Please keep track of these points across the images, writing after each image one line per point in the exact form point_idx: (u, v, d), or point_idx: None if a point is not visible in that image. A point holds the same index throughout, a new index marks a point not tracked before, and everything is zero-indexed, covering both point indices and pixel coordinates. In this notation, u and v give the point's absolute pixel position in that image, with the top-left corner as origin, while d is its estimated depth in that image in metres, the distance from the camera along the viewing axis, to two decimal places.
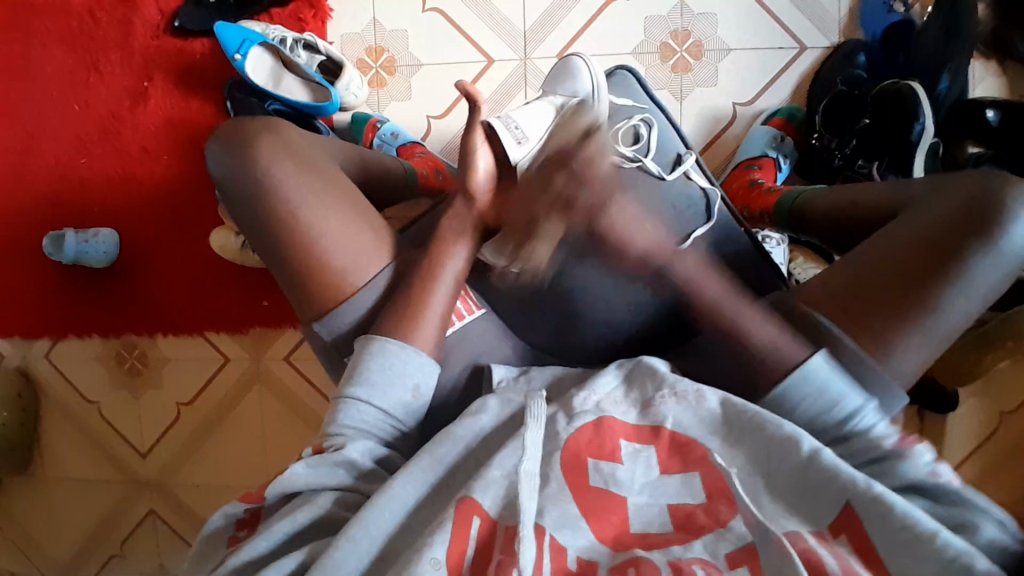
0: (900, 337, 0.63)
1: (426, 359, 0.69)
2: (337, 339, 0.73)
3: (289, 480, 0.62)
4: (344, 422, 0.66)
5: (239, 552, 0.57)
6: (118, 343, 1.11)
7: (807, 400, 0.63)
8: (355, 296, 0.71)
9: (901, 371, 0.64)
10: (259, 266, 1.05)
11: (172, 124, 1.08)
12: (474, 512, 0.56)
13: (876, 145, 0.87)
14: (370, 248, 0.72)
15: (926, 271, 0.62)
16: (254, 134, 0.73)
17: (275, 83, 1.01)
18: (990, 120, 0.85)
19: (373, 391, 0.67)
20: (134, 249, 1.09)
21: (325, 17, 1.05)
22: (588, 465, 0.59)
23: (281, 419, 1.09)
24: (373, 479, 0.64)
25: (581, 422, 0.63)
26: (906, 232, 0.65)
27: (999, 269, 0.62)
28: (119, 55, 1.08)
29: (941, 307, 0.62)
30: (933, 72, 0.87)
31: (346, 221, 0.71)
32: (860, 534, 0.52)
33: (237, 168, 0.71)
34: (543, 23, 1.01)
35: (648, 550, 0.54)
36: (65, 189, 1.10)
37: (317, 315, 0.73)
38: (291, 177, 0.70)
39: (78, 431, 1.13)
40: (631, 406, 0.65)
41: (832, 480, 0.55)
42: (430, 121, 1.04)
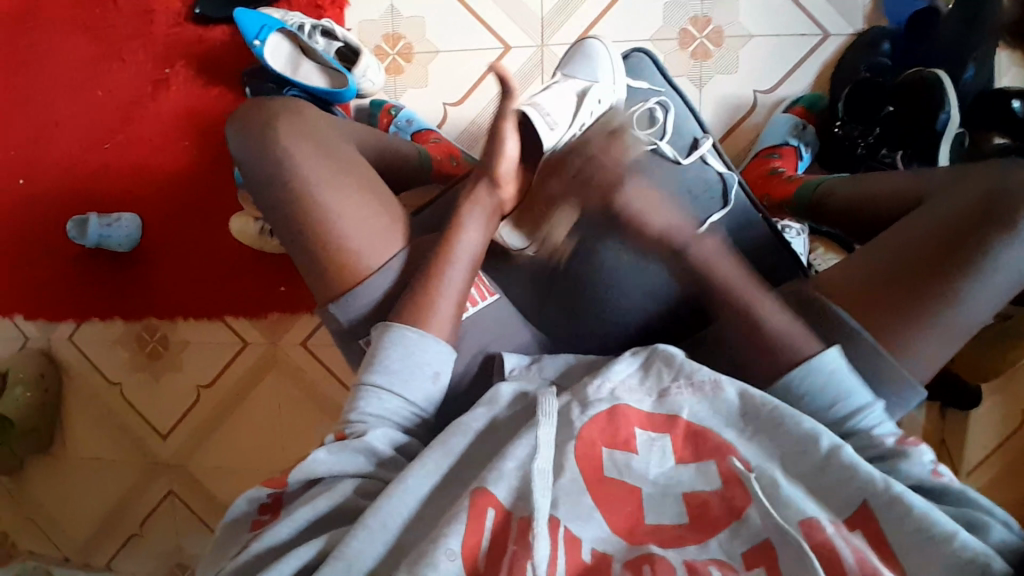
0: (916, 328, 0.62)
1: (444, 346, 0.70)
2: (352, 323, 0.75)
3: (309, 466, 0.63)
4: (366, 409, 0.67)
5: (261, 538, 0.59)
6: (139, 326, 1.13)
7: (811, 393, 0.63)
8: (369, 279, 0.73)
9: (916, 365, 0.63)
10: (279, 252, 1.07)
11: (193, 110, 1.08)
12: (490, 504, 0.56)
13: (899, 134, 0.85)
14: (384, 231, 0.74)
15: (946, 265, 0.61)
16: (272, 117, 0.76)
17: (293, 69, 1.00)
18: (1016, 109, 0.81)
19: (393, 379, 0.68)
20: (156, 234, 1.10)
21: (343, 4, 1.05)
22: (602, 454, 0.60)
23: (300, 404, 1.10)
24: (395, 465, 0.66)
25: (595, 410, 0.63)
26: (922, 228, 0.64)
27: (1020, 264, 0.61)
28: (142, 42, 1.10)
29: (960, 301, 0.61)
30: (958, 61, 0.84)
31: (362, 205, 0.74)
32: (875, 530, 0.54)
33: (258, 156, 0.74)
34: (560, 9, 1.00)
35: (663, 547, 0.54)
36: (89, 174, 1.11)
37: (333, 296, 0.74)
38: (307, 159, 0.73)
39: (101, 411, 1.15)
40: (647, 395, 0.65)
41: (850, 476, 0.56)
42: (446, 108, 1.04)
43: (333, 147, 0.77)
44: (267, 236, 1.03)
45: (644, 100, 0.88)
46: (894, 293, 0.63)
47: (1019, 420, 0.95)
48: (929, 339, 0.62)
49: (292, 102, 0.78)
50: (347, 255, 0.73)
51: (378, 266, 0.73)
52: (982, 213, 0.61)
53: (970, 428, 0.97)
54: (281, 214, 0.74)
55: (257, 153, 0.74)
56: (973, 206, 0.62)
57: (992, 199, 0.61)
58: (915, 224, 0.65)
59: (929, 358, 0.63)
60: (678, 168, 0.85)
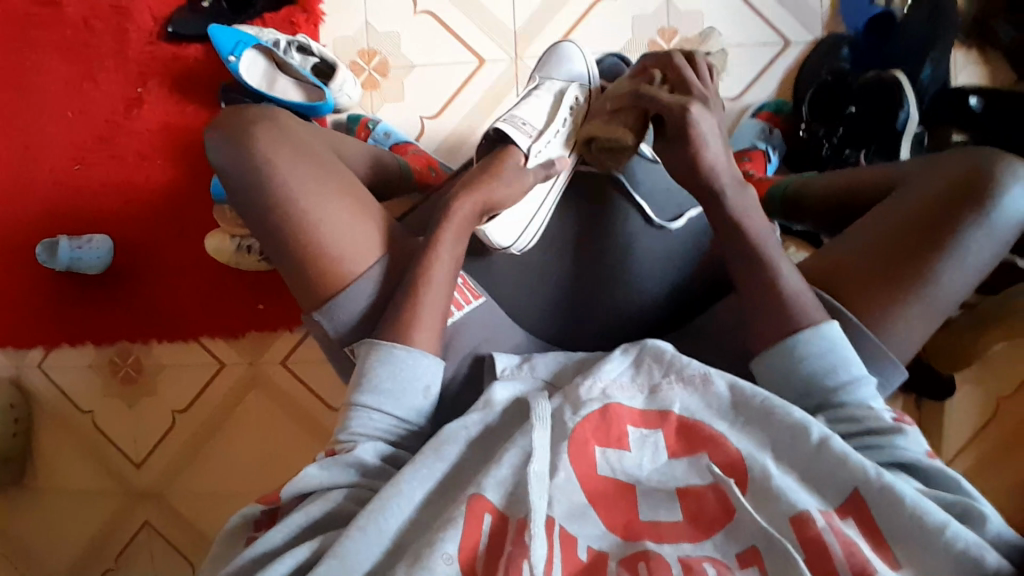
0: (898, 306, 0.65)
1: (433, 358, 0.70)
2: (342, 333, 0.74)
3: (303, 480, 0.66)
4: (355, 428, 0.68)
5: (256, 544, 0.62)
6: (112, 350, 1.10)
7: (812, 360, 0.62)
8: (353, 284, 0.73)
9: (899, 345, 0.66)
10: (266, 268, 1.05)
11: (167, 130, 1.08)
12: (485, 508, 0.58)
13: (864, 132, 0.89)
14: (367, 237, 0.74)
15: (925, 246, 0.65)
16: (254, 126, 0.74)
17: (269, 84, 1.02)
18: (973, 106, 0.86)
19: (386, 399, 0.69)
20: (129, 256, 1.09)
21: (318, 20, 1.06)
22: (595, 453, 0.61)
23: (281, 426, 1.08)
24: (382, 475, 0.67)
25: (587, 410, 0.63)
26: (900, 212, 0.67)
27: (992, 242, 0.65)
28: (113, 61, 1.09)
29: (939, 279, 0.64)
30: (916, 61, 0.88)
31: (340, 207, 0.73)
32: (868, 518, 0.56)
33: (242, 166, 0.72)
34: (532, 22, 1.03)
35: (658, 542, 0.57)
36: (59, 197, 1.09)
37: (319, 303, 0.74)
38: (286, 159, 0.72)
39: (73, 441, 1.11)
40: (638, 391, 0.65)
41: (842, 466, 0.57)
42: (423, 121, 1.05)
43: (315, 153, 0.76)
44: (245, 252, 1.02)
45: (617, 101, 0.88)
46: (876, 275, 0.66)
47: (993, 407, 0.97)
48: (909, 318, 0.65)
49: (273, 110, 0.77)
50: (334, 266, 0.72)
51: (367, 274, 0.73)
52: (960, 196, 0.64)
53: (947, 418, 0.98)
54: (266, 224, 0.73)
55: (236, 161, 0.72)
56: (952, 187, 0.65)
57: (966, 182, 0.65)
58: (895, 209, 0.68)
59: (911, 339, 0.66)
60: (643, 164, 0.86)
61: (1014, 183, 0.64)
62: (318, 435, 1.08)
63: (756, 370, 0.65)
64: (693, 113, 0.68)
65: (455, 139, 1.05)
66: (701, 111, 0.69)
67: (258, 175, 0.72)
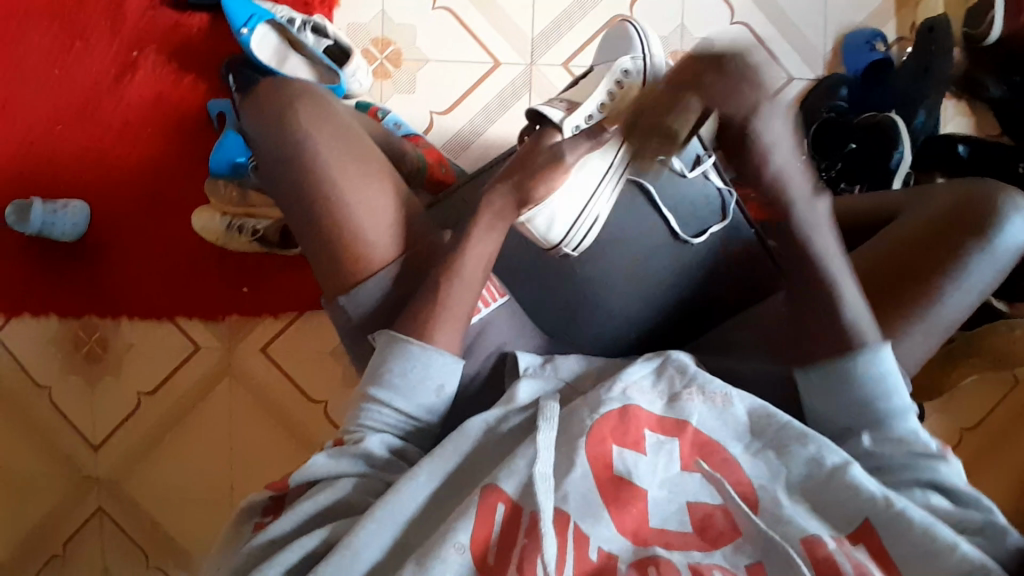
0: (907, 316, 0.68)
1: (451, 357, 0.66)
2: (363, 316, 0.70)
3: (309, 469, 0.62)
4: (364, 421, 0.65)
5: (265, 531, 0.59)
6: (77, 325, 1.03)
7: (868, 385, 0.60)
8: (377, 272, 0.69)
9: (905, 360, 0.69)
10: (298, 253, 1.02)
11: (161, 98, 1.03)
12: (498, 499, 0.57)
13: (859, 170, 0.95)
14: (394, 223, 0.70)
15: (933, 267, 0.70)
16: (292, 102, 0.72)
17: (278, 62, 0.98)
18: (961, 152, 0.95)
19: (396, 393, 0.65)
20: (105, 224, 1.03)
21: (333, 4, 1.04)
22: (612, 451, 0.59)
23: (254, 417, 1.04)
24: (392, 468, 0.64)
25: (606, 409, 0.62)
26: (912, 234, 0.72)
27: (993, 266, 0.70)
28: (106, 19, 1.03)
29: (943, 297, 0.69)
30: (911, 108, 0.96)
31: (378, 189, 0.70)
32: (877, 536, 0.55)
33: (278, 138, 0.71)
34: (550, 31, 1.05)
35: (668, 549, 0.55)
36: (32, 156, 1.02)
37: (343, 287, 0.70)
38: (323, 138, 0.70)
39: (23, 419, 1.03)
40: (658, 397, 0.65)
41: (852, 495, 0.57)
42: (433, 116, 1.05)
43: (351, 133, 0.73)
44: (235, 232, 0.98)
45: None
46: (889, 291, 0.70)
47: (956, 436, 1.01)
48: (916, 333, 0.69)
49: (315, 88, 0.74)
50: (362, 246, 0.68)
51: (386, 269, 0.69)
52: (964, 220, 0.71)
53: None
54: (290, 199, 0.70)
55: (274, 129, 0.71)
56: (955, 211, 0.72)
57: (971, 213, 0.71)
58: (905, 232, 0.73)
59: (915, 352, 0.69)
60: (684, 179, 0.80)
61: (1013, 212, 0.70)
62: (294, 427, 1.04)
63: (803, 384, 0.64)
64: (759, 124, 0.51)
65: (465, 136, 1.05)
66: (767, 118, 0.51)
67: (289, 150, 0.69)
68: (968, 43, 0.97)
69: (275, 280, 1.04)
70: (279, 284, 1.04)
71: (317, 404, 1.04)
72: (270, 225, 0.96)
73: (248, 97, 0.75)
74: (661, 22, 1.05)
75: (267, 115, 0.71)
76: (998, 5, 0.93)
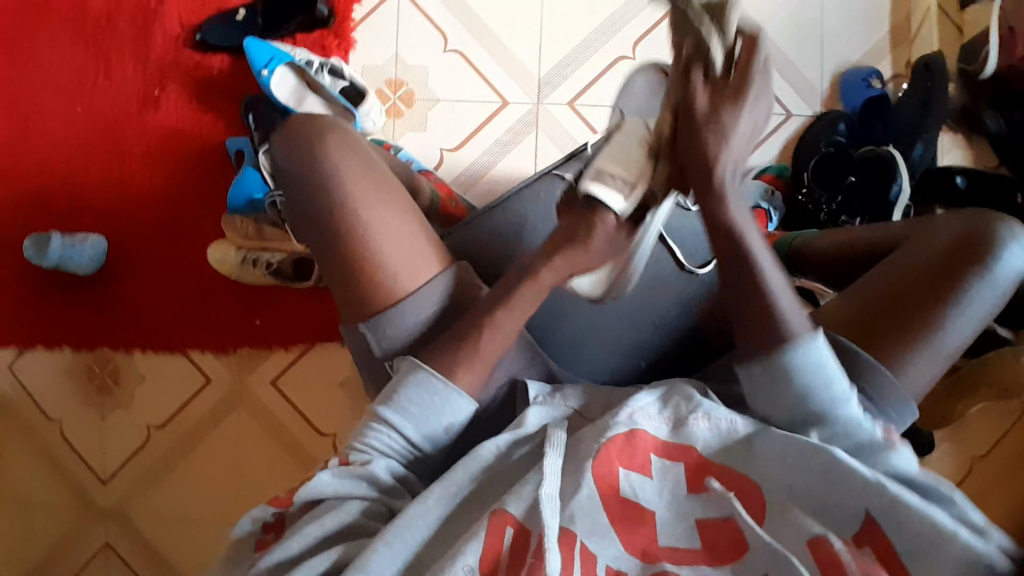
0: (910, 345, 0.69)
1: (468, 401, 0.65)
2: (386, 351, 0.70)
3: (314, 486, 0.61)
4: (370, 442, 0.64)
5: (271, 552, 0.58)
6: (90, 357, 1.05)
7: (804, 375, 0.59)
8: (406, 301, 0.68)
9: (914, 386, 0.70)
10: (317, 285, 1.04)
11: (180, 135, 1.06)
12: (506, 522, 0.56)
13: (861, 202, 0.97)
14: (423, 253, 0.70)
15: (934, 295, 0.70)
16: (321, 136, 0.71)
17: (297, 101, 1.03)
18: (959, 184, 0.98)
19: (407, 421, 0.64)
20: (121, 258, 1.05)
21: (349, 47, 1.08)
22: (619, 473, 0.59)
23: (262, 449, 1.04)
24: (397, 495, 0.64)
25: (612, 433, 0.60)
26: (913, 261, 0.73)
27: (992, 293, 0.72)
28: (130, 61, 1.08)
29: (945, 325, 0.70)
30: (909, 140, 0.99)
31: (403, 222, 0.69)
32: (886, 539, 0.56)
33: (306, 169, 0.69)
34: (557, 72, 1.09)
35: (677, 566, 0.55)
36: (54, 190, 1.06)
37: (366, 314, 0.69)
38: (354, 174, 0.69)
39: (35, 450, 1.04)
40: (664, 423, 0.62)
41: (852, 486, 0.57)
42: (443, 152, 1.08)
43: (377, 167, 0.72)
44: (250, 266, 1.00)
45: None
46: (893, 320, 0.70)
47: (968, 465, 1.01)
48: (920, 361, 0.70)
49: (337, 122, 0.74)
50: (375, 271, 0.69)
51: (407, 300, 0.68)
52: (967, 249, 0.72)
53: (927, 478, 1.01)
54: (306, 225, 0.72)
55: (302, 162, 0.70)
56: (957, 239, 0.73)
57: (970, 242, 0.72)
58: (905, 259, 0.74)
59: (920, 381, 0.70)
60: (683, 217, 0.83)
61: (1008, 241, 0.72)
62: (303, 460, 1.03)
63: (743, 378, 0.63)
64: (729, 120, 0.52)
65: (475, 172, 1.08)
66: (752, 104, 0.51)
67: (315, 173, 0.69)
68: (966, 77, 1.02)
69: (287, 315, 1.05)
70: (291, 317, 1.05)
71: (323, 435, 1.04)
72: (285, 258, 0.99)
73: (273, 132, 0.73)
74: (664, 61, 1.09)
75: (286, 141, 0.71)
76: (993, 40, 0.95)
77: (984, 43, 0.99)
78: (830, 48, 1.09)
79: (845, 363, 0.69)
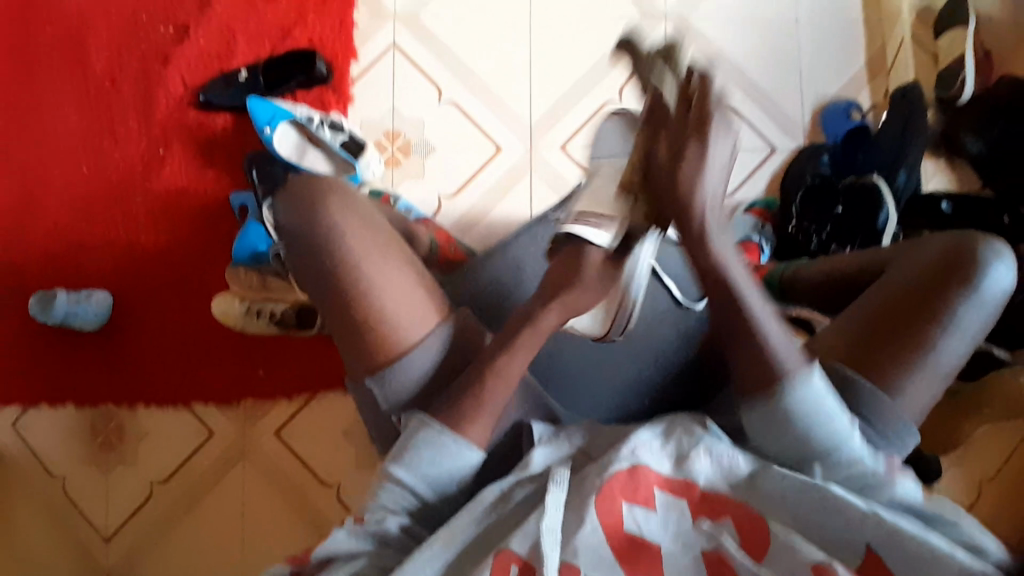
0: (906, 367, 0.69)
1: (477, 451, 0.64)
2: (393, 405, 0.70)
3: (329, 542, 0.62)
4: (381, 500, 0.64)
5: None
6: (94, 413, 1.05)
7: (808, 414, 0.60)
8: (412, 353, 0.68)
9: (913, 407, 0.69)
10: (322, 333, 1.05)
11: (183, 192, 1.09)
12: (510, 561, 0.56)
13: (849, 230, 0.99)
14: (424, 304, 0.69)
15: (925, 316, 0.70)
16: (320, 195, 0.70)
17: (299, 156, 1.07)
18: (945, 209, 1.01)
19: (415, 478, 0.64)
20: (125, 313, 1.06)
21: (348, 102, 1.13)
22: (622, 509, 0.58)
23: (266, 505, 1.02)
24: (404, 550, 0.63)
25: (614, 469, 0.59)
26: (901, 281, 0.73)
27: (983, 310, 0.71)
28: (136, 123, 1.11)
29: (939, 345, 0.69)
30: (893, 168, 1.01)
31: (405, 279, 0.69)
32: (886, 571, 0.56)
33: (306, 229, 0.69)
34: (548, 118, 1.13)
35: None
36: (60, 250, 1.08)
37: (371, 369, 0.69)
38: (356, 233, 0.68)
39: (37, 510, 1.02)
40: (666, 458, 0.62)
41: (850, 520, 0.57)
42: (441, 199, 1.11)
43: (378, 224, 0.72)
44: (253, 316, 1.01)
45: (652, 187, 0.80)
46: (887, 342, 0.70)
47: (977, 489, 1.00)
48: (918, 382, 0.69)
49: (337, 181, 0.73)
50: None
51: (413, 349, 0.68)
52: (954, 267, 0.71)
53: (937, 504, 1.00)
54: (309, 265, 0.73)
55: (303, 223, 0.69)
56: (942, 258, 0.72)
57: (956, 261, 0.72)
58: (894, 281, 0.74)
59: (919, 401, 0.69)
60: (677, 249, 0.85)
61: (994, 257, 0.71)
62: (307, 515, 1.02)
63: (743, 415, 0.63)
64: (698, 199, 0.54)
65: (473, 216, 1.10)
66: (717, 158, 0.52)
67: (316, 233, 0.68)
68: (944, 103, 1.08)
69: (291, 365, 1.06)
70: (294, 368, 1.06)
71: (327, 487, 1.03)
72: (288, 308, 1.01)
73: (274, 195, 0.72)
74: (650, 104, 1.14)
75: (288, 206, 0.69)
76: (968, 68, 1.04)
77: (959, 70, 1.06)
78: (810, 84, 1.14)
79: (845, 389, 0.69)
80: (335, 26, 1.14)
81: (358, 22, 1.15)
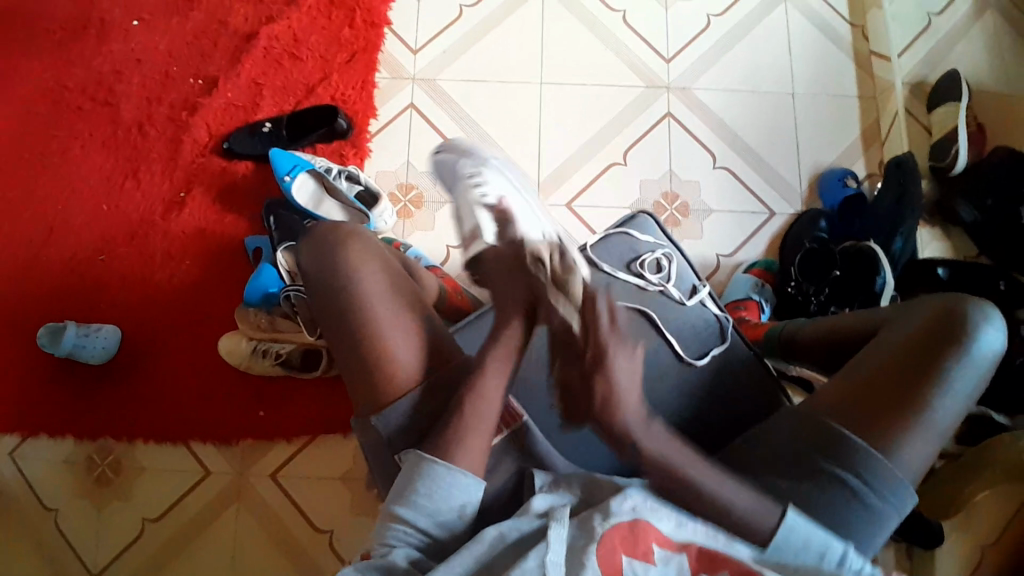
0: (900, 428, 0.66)
1: (477, 481, 0.63)
2: (393, 434, 0.68)
3: None
4: (388, 539, 0.61)
5: None
6: (91, 447, 1.05)
7: (791, 543, 0.61)
8: (402, 398, 0.68)
9: (909, 469, 0.66)
10: (333, 374, 1.06)
11: (200, 233, 1.13)
12: None
13: (847, 293, 1.01)
14: (431, 355, 0.71)
15: (916, 378, 0.67)
16: (344, 240, 0.73)
17: (315, 204, 1.11)
18: (941, 275, 1.03)
19: (422, 513, 0.61)
20: (132, 348, 1.08)
21: (365, 155, 1.18)
22: (622, 562, 0.55)
23: (256, 547, 1.01)
24: None
25: (617, 519, 0.58)
26: (890, 342, 0.70)
27: (974, 373, 0.68)
28: (160, 167, 1.16)
29: (933, 407, 0.66)
30: (889, 234, 1.05)
31: (418, 329, 0.71)
32: None
33: (326, 269, 0.71)
34: (555, 176, 1.17)
35: None
36: (74, 283, 1.11)
37: (378, 407, 0.68)
38: (374, 278, 0.71)
39: (26, 541, 1.01)
40: (669, 516, 0.60)
41: None
42: (450, 249, 1.14)
43: (396, 274, 0.75)
44: (259, 356, 1.03)
45: (651, 251, 0.88)
46: (878, 403, 0.67)
47: None
48: (913, 444, 0.66)
49: (361, 229, 0.76)
50: None
51: (410, 393, 0.68)
52: (943, 329, 0.68)
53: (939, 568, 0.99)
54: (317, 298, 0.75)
55: (323, 264, 0.72)
56: (931, 320, 0.70)
57: (946, 323, 0.69)
58: (883, 341, 0.71)
59: (916, 463, 0.66)
60: (683, 308, 0.86)
61: (982, 319, 0.69)
62: (297, 560, 1.00)
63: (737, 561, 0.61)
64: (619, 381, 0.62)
65: None
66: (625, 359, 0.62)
67: (336, 273, 0.71)
68: (937, 172, 1.13)
69: (293, 408, 1.06)
70: (294, 411, 1.06)
71: (321, 532, 1.02)
72: (294, 348, 1.02)
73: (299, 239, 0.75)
74: (653, 167, 1.19)
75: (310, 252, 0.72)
76: (960, 140, 1.10)
77: (953, 141, 1.10)
78: (807, 153, 1.19)
79: (838, 448, 0.67)
80: (357, 85, 1.20)
81: (380, 82, 1.22)
